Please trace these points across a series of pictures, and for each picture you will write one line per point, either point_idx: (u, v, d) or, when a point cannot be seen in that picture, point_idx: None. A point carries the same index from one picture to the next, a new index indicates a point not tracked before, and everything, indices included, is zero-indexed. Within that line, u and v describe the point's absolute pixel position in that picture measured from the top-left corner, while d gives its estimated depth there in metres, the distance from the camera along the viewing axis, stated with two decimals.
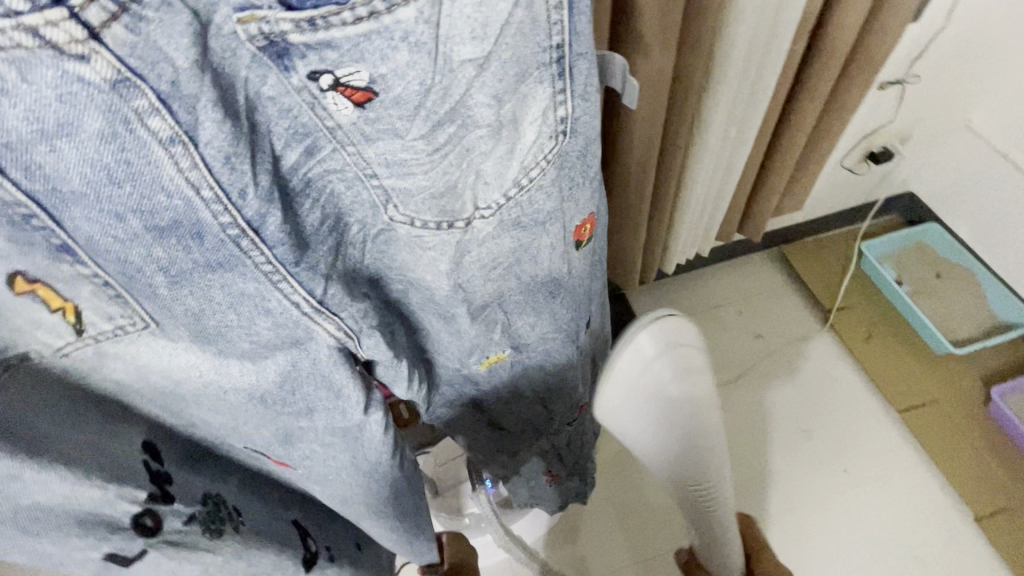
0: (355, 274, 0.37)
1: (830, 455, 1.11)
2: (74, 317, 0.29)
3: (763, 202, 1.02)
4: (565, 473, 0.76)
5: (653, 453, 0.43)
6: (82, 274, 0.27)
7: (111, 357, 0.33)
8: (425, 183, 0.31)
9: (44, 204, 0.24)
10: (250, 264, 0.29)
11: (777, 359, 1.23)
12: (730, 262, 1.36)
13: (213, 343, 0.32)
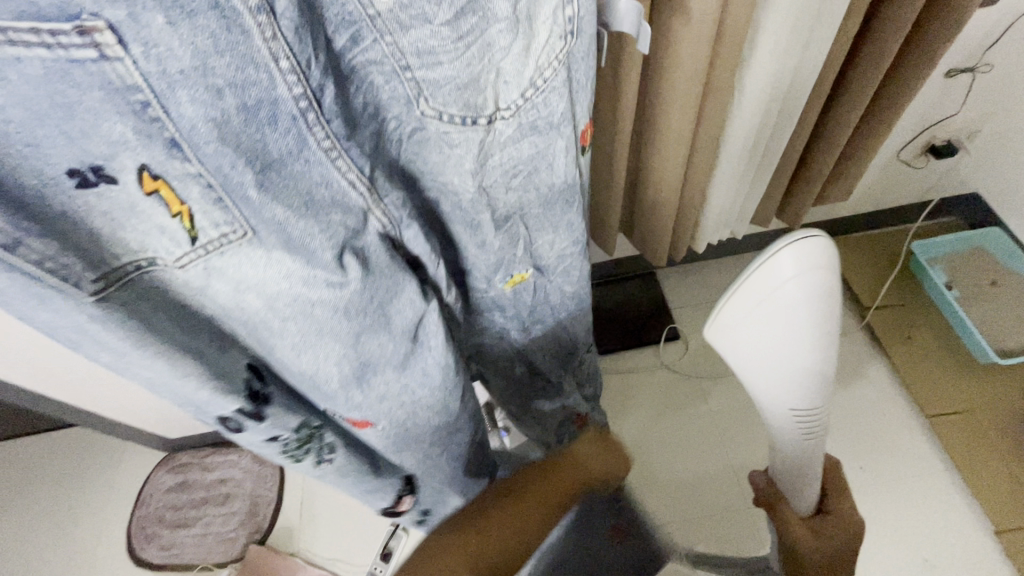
0: (393, 171, 0.38)
1: (857, 450, 1.10)
2: (190, 222, 0.29)
3: (806, 186, 1.00)
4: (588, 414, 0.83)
5: (774, 382, 0.51)
6: (192, 173, 0.27)
7: (217, 275, 0.32)
8: (451, 74, 0.33)
9: (160, 88, 0.24)
10: (315, 142, 0.31)
11: None
12: None
13: (302, 254, 0.33)
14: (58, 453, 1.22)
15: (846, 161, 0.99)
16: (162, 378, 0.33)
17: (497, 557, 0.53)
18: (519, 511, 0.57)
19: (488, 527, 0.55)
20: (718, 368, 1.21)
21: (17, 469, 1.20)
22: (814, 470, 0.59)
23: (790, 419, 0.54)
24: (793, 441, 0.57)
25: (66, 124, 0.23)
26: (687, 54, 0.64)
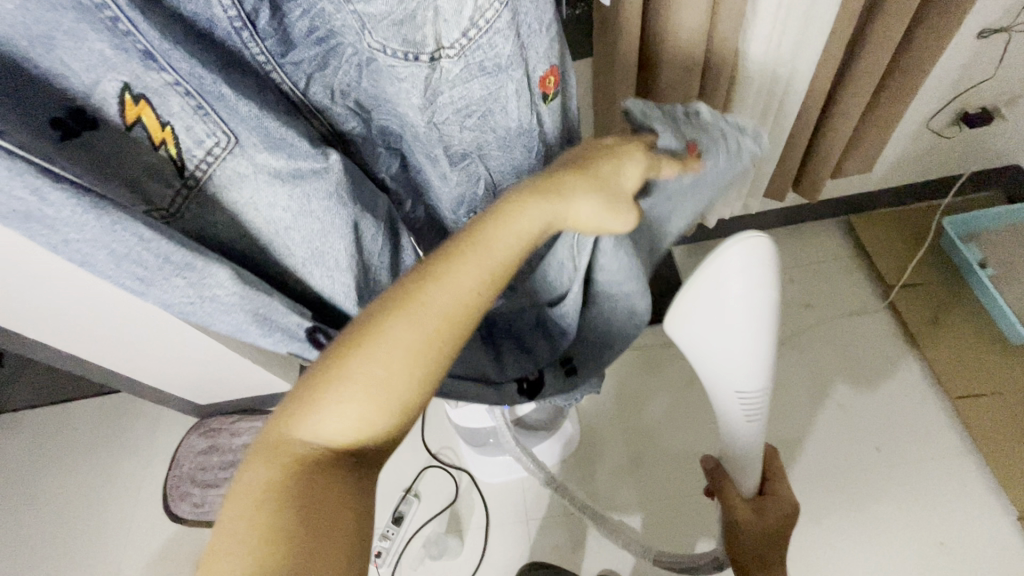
0: (342, 95, 0.43)
1: (872, 430, 1.07)
2: (174, 146, 0.36)
3: (819, 155, 0.98)
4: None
5: (732, 379, 0.52)
6: (168, 83, 0.34)
7: (214, 200, 0.39)
8: (386, 10, 0.36)
9: (122, 4, 0.30)
10: (251, 55, 0.37)
11: (826, 330, 1.18)
12: (789, 229, 1.30)
13: (284, 151, 0.38)
14: (122, 420, 1.36)
15: (863, 130, 0.96)
16: (236, 294, 0.39)
17: (422, 383, 0.35)
18: (450, 310, 0.35)
19: (394, 346, 0.34)
20: None
21: (89, 432, 1.36)
22: (761, 448, 0.61)
23: (747, 411, 0.55)
24: (747, 429, 0.58)
25: (51, 52, 0.30)
26: None
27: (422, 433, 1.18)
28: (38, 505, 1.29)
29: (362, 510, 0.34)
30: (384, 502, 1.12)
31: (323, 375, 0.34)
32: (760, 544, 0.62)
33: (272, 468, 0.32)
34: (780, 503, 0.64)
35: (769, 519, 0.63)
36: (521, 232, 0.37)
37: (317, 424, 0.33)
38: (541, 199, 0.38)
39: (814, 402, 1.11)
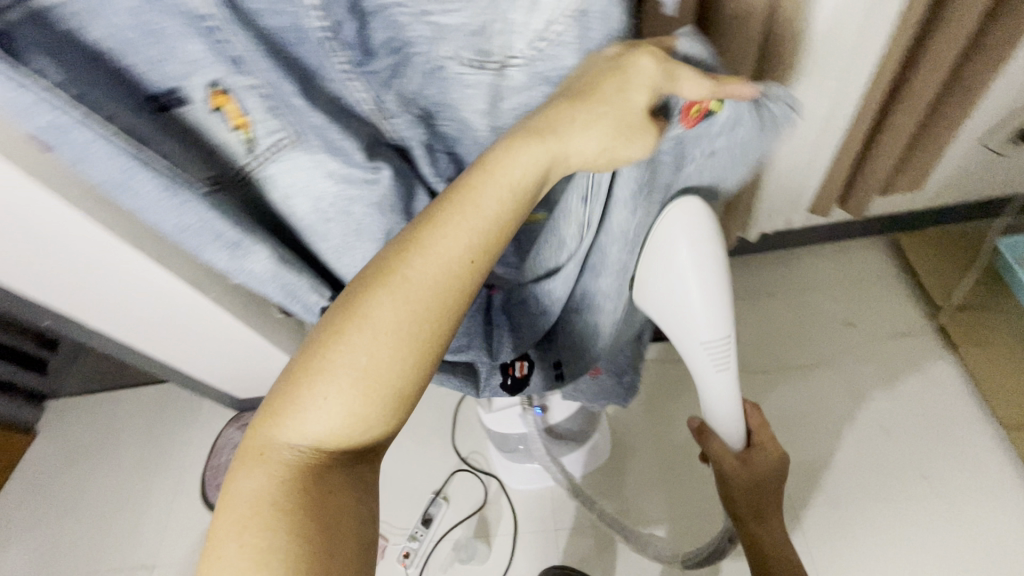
0: (411, 102, 0.43)
1: (915, 455, 1.03)
2: (248, 132, 0.38)
3: (868, 171, 0.96)
4: (604, 369, 0.80)
5: (691, 322, 0.52)
6: (251, 85, 0.35)
7: (273, 183, 0.40)
8: (463, 21, 0.38)
9: (223, 15, 0.32)
10: (333, 63, 0.38)
11: (868, 349, 1.15)
12: (834, 245, 1.28)
13: (340, 155, 0.39)
14: (167, 411, 1.42)
15: (915, 147, 0.94)
16: (270, 272, 0.41)
17: (409, 364, 0.35)
18: (433, 288, 0.35)
19: (378, 331, 0.34)
20: (769, 361, 1.17)
21: (136, 421, 1.42)
22: (733, 400, 0.60)
23: (712, 362, 0.55)
24: (716, 381, 0.58)
25: (155, 47, 0.33)
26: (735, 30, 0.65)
27: (453, 437, 1.20)
28: (85, 486, 1.36)
29: (364, 497, 0.36)
30: (412, 504, 1.13)
31: (307, 370, 0.35)
32: (745, 493, 0.64)
33: (269, 471, 0.34)
34: (767, 456, 0.64)
35: (754, 471, 0.63)
36: (507, 194, 0.38)
37: (304, 420, 0.34)
38: (526, 150, 0.38)
39: (855, 424, 1.07)
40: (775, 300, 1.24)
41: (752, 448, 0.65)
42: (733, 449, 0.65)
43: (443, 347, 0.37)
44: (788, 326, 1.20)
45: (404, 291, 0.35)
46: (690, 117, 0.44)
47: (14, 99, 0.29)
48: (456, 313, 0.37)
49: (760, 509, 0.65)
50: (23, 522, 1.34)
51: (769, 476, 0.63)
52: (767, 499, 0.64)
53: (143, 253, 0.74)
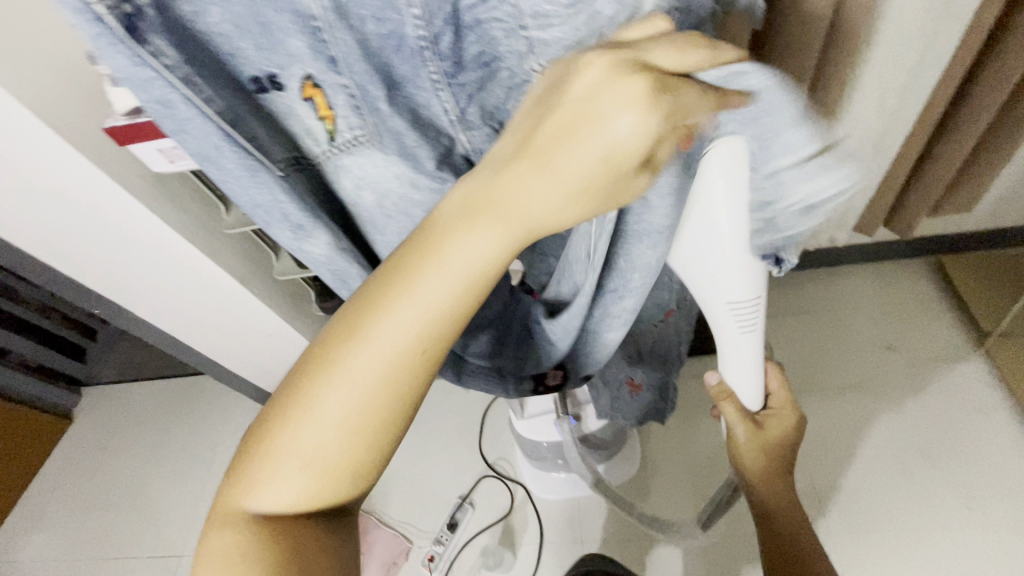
0: (491, 115, 0.40)
1: (958, 484, 1.00)
2: (331, 124, 0.37)
3: (920, 190, 0.95)
4: (647, 385, 0.81)
5: (724, 288, 0.47)
6: (341, 84, 0.35)
7: (341, 172, 0.40)
8: (562, 36, 0.35)
9: (331, 16, 0.32)
10: (424, 74, 0.36)
11: (909, 375, 1.12)
12: (875, 267, 1.26)
13: (410, 160, 0.39)
14: (197, 401, 1.46)
15: (968, 168, 0.93)
16: (326, 255, 0.43)
17: (366, 450, 0.34)
18: (380, 381, 0.33)
19: (325, 423, 0.33)
20: (804, 380, 1.15)
21: (168, 410, 1.46)
22: (753, 360, 0.56)
23: (736, 322, 0.51)
24: (737, 339, 0.53)
25: (260, 38, 0.33)
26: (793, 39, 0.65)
27: (480, 441, 1.20)
28: (118, 473, 1.39)
29: (347, 539, 0.37)
30: (438, 507, 1.14)
31: (260, 451, 0.34)
32: (759, 455, 0.63)
33: (228, 542, 0.34)
34: (781, 420, 0.62)
35: (768, 434, 0.62)
36: (470, 248, 0.32)
37: (261, 497, 0.34)
38: (484, 235, 0.32)
39: (894, 449, 1.05)
40: (812, 319, 1.22)
41: (763, 426, 0.62)
42: (744, 431, 0.62)
43: (404, 418, 0.35)
44: (824, 347, 1.19)
45: (355, 367, 0.32)
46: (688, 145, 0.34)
47: (130, 71, 0.30)
48: (416, 397, 0.34)
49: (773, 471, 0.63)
50: (58, 504, 1.38)
51: (782, 441, 0.63)
52: (781, 460, 0.63)
53: (197, 245, 0.76)
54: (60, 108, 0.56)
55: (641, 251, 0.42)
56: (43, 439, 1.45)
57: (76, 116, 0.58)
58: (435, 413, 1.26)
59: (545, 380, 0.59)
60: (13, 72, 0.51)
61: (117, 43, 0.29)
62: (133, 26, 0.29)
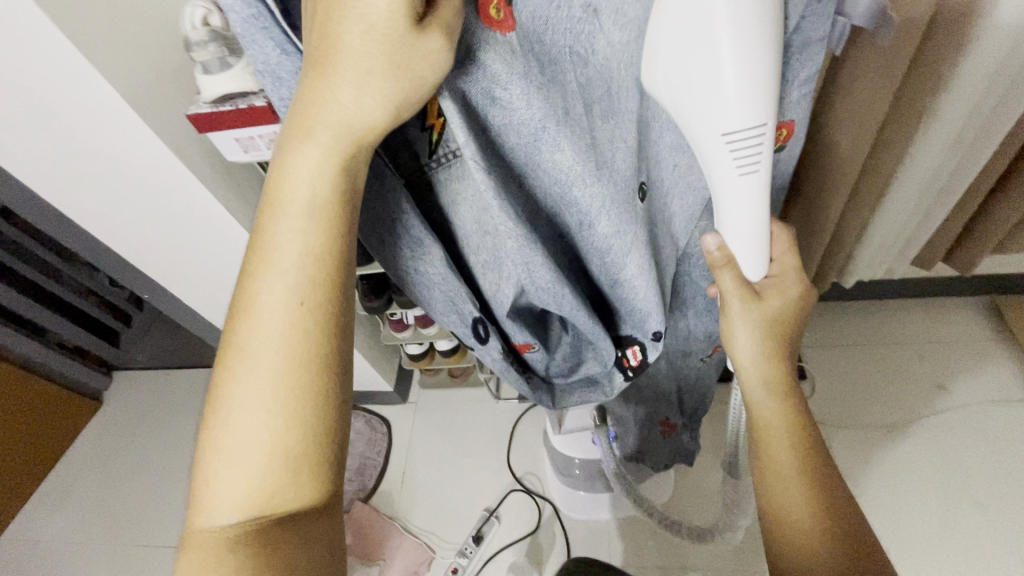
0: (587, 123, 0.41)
1: (1010, 537, 0.97)
2: (438, 133, 0.37)
3: (988, 227, 0.92)
4: (680, 425, 0.85)
5: (712, 79, 0.31)
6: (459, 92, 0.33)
7: (446, 182, 0.40)
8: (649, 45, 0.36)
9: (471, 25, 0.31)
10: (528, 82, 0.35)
11: (960, 416, 1.09)
12: (926, 301, 1.23)
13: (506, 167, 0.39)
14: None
15: None
16: (440, 273, 0.44)
17: (290, 423, 0.33)
18: (276, 341, 0.33)
19: (246, 409, 0.33)
20: (847, 415, 1.13)
21: (196, 400, 1.47)
22: (761, 217, 0.40)
23: (733, 158, 0.35)
24: (739, 190, 0.38)
25: None
26: (880, 61, 0.63)
27: (508, 454, 1.17)
28: (143, 458, 1.40)
29: (320, 529, 0.36)
30: (463, 519, 1.12)
31: (207, 455, 0.34)
32: (757, 341, 0.45)
33: (205, 561, 0.33)
34: (787, 295, 0.45)
35: (771, 312, 0.45)
36: (303, 181, 0.32)
37: (218, 504, 0.33)
38: (305, 153, 0.32)
39: (941, 495, 1.02)
40: (858, 351, 1.20)
41: (760, 292, 0.45)
42: (735, 297, 0.45)
43: (322, 389, 0.34)
44: (868, 381, 1.16)
45: (243, 341, 0.34)
46: (499, 25, 0.32)
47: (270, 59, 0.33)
48: (324, 349, 0.34)
49: (774, 365, 0.46)
50: (81, 488, 1.39)
51: (787, 325, 0.46)
52: (782, 340, 0.46)
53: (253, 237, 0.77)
54: (146, 94, 0.56)
55: (551, 156, 0.37)
56: (73, 420, 1.47)
57: (159, 102, 0.58)
58: (463, 422, 1.24)
59: (625, 362, 0.58)
60: (108, 55, 0.52)
61: (270, 27, 0.31)
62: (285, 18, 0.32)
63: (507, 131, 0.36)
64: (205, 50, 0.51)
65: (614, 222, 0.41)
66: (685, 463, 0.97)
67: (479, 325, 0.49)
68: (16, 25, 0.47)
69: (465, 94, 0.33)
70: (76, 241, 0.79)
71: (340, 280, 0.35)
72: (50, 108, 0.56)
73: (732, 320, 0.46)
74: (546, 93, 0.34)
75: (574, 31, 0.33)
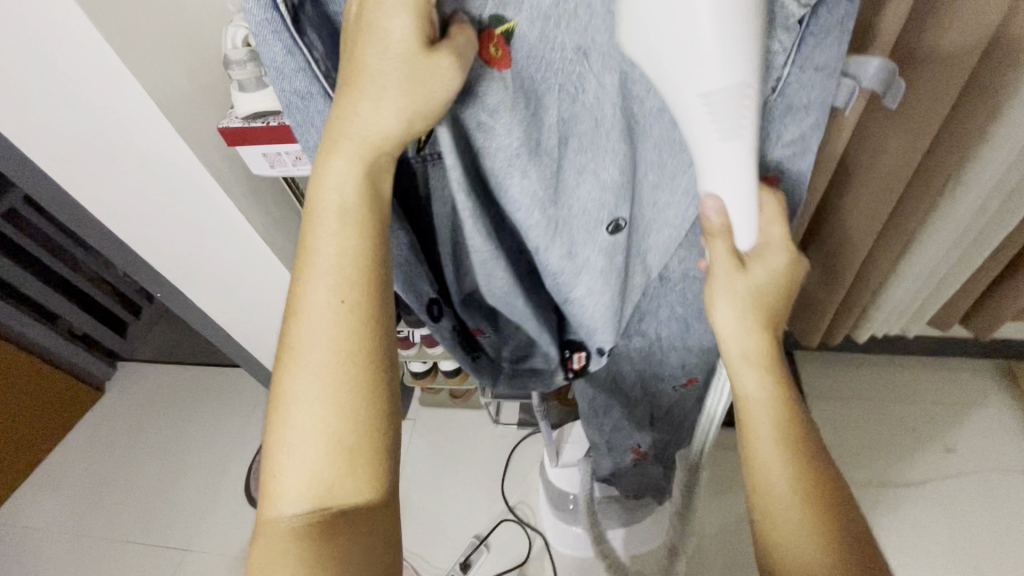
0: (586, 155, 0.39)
1: None
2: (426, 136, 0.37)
3: (1007, 294, 0.91)
4: (652, 457, 0.80)
5: (686, 31, 0.25)
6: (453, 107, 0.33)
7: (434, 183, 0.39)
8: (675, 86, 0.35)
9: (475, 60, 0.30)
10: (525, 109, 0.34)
11: (968, 483, 1.06)
12: (937, 360, 1.22)
13: (482, 190, 0.38)
14: (225, 393, 1.47)
15: None
16: (402, 261, 0.42)
17: (344, 421, 0.33)
18: (325, 342, 0.33)
19: (302, 403, 0.33)
20: (851, 471, 1.10)
21: (195, 397, 1.47)
22: (749, 200, 0.34)
23: (712, 127, 0.29)
24: (721, 168, 0.32)
25: None
26: (908, 127, 0.63)
27: (503, 481, 1.16)
28: (139, 451, 1.40)
29: (381, 523, 0.35)
30: (452, 544, 1.10)
31: (268, 449, 0.34)
32: (736, 314, 0.41)
33: (276, 550, 0.33)
34: (774, 268, 0.39)
35: (755, 284, 0.39)
36: (329, 191, 0.33)
37: (286, 495, 0.34)
38: (332, 165, 0.32)
39: (945, 563, 0.99)
40: (864, 405, 1.18)
41: (750, 263, 0.39)
42: (724, 267, 0.39)
43: (373, 385, 0.34)
44: (873, 438, 1.14)
45: (299, 341, 0.34)
46: (495, 62, 0.30)
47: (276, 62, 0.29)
48: (368, 346, 0.34)
49: (756, 334, 0.41)
50: (75, 476, 1.39)
51: (774, 297, 0.40)
52: (769, 313, 0.41)
53: (270, 247, 0.77)
54: (180, 103, 0.57)
55: (514, 184, 0.36)
56: (75, 410, 1.48)
57: (191, 112, 0.59)
58: (460, 444, 1.23)
59: (569, 365, 0.57)
60: (149, 65, 0.53)
61: (282, 31, 0.28)
62: (295, 16, 0.28)
63: (485, 154, 0.35)
64: (241, 69, 0.52)
65: (569, 245, 0.41)
66: (658, 503, 0.93)
67: (436, 309, 0.48)
68: (63, 32, 0.48)
69: (461, 119, 0.33)
70: (96, 236, 0.81)
71: (381, 282, 0.34)
72: (88, 110, 0.57)
73: (714, 290, 0.41)
74: (526, 126, 0.33)
75: (566, 71, 0.31)
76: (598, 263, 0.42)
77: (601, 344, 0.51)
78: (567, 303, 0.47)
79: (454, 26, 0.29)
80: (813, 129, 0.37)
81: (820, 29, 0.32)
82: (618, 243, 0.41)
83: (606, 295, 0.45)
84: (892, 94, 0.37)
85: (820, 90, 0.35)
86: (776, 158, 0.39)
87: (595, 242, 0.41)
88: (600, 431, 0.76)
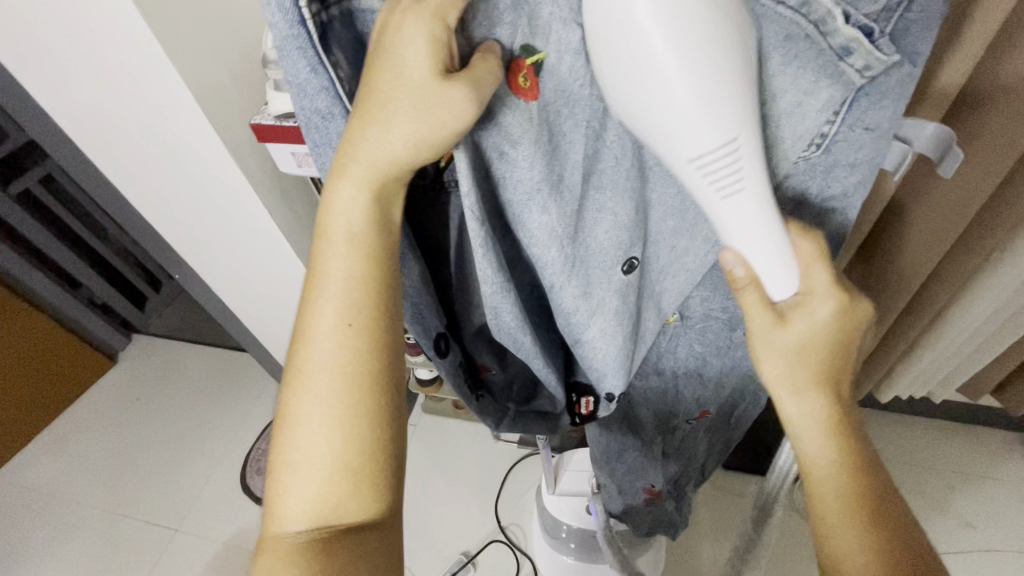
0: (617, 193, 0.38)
1: None
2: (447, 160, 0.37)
3: None
4: (665, 495, 0.76)
5: (656, 85, 0.24)
6: (476, 134, 0.31)
7: (453, 205, 0.40)
8: None
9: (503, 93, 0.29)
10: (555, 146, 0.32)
11: (985, 562, 1.01)
12: (962, 426, 1.17)
13: (500, 217, 0.37)
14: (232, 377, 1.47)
15: None
16: (414, 289, 0.41)
17: (348, 443, 0.32)
18: (333, 365, 0.32)
19: (308, 424, 0.32)
20: None
21: (202, 378, 1.49)
22: (771, 252, 0.31)
23: (706, 182, 0.27)
24: (733, 222, 0.30)
25: None
26: (956, 189, 0.60)
27: (497, 499, 1.14)
28: (143, 423, 1.42)
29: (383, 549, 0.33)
30: (438, 558, 1.08)
31: (274, 467, 0.33)
32: (785, 367, 0.36)
33: (280, 564, 0.32)
34: (816, 318, 0.34)
35: (797, 342, 0.34)
36: (337, 215, 0.32)
37: (290, 511, 0.33)
38: (340, 189, 0.31)
39: None
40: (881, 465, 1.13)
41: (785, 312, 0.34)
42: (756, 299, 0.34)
43: (382, 411, 0.33)
44: None
45: (306, 363, 0.33)
46: (524, 93, 0.29)
47: (299, 81, 0.28)
48: (376, 371, 0.33)
49: (814, 393, 0.36)
50: (78, 441, 1.41)
51: (830, 346, 0.35)
52: (833, 364, 0.36)
53: (289, 244, 0.77)
54: (215, 95, 0.58)
55: (534, 219, 0.34)
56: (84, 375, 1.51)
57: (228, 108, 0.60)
58: (458, 456, 1.21)
59: (577, 410, 0.56)
60: (189, 57, 0.53)
61: (307, 48, 0.26)
62: (322, 33, 0.27)
63: (507, 184, 0.33)
64: (278, 70, 0.52)
65: (584, 283, 0.39)
66: (672, 537, 0.88)
67: (443, 344, 0.46)
68: (109, 16, 0.48)
69: (481, 145, 0.32)
70: (121, 216, 0.81)
71: (389, 303, 0.33)
72: (127, 95, 0.57)
73: (754, 344, 0.36)
74: (549, 161, 0.31)
75: (594, 108, 0.30)
76: (612, 304, 0.40)
77: (611, 388, 0.48)
78: (577, 345, 0.44)
79: (478, 52, 0.28)
80: (859, 186, 0.35)
81: (888, 87, 0.29)
82: (631, 283, 0.40)
83: (617, 338, 0.42)
84: (948, 163, 0.34)
85: (871, 151, 0.32)
86: (818, 212, 0.37)
87: (610, 282, 0.39)
88: (611, 474, 0.73)
